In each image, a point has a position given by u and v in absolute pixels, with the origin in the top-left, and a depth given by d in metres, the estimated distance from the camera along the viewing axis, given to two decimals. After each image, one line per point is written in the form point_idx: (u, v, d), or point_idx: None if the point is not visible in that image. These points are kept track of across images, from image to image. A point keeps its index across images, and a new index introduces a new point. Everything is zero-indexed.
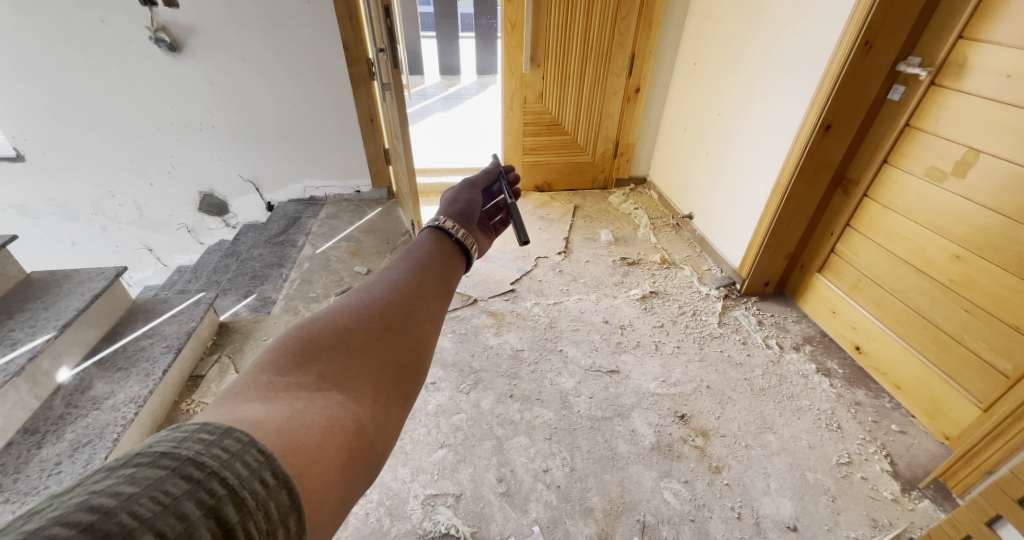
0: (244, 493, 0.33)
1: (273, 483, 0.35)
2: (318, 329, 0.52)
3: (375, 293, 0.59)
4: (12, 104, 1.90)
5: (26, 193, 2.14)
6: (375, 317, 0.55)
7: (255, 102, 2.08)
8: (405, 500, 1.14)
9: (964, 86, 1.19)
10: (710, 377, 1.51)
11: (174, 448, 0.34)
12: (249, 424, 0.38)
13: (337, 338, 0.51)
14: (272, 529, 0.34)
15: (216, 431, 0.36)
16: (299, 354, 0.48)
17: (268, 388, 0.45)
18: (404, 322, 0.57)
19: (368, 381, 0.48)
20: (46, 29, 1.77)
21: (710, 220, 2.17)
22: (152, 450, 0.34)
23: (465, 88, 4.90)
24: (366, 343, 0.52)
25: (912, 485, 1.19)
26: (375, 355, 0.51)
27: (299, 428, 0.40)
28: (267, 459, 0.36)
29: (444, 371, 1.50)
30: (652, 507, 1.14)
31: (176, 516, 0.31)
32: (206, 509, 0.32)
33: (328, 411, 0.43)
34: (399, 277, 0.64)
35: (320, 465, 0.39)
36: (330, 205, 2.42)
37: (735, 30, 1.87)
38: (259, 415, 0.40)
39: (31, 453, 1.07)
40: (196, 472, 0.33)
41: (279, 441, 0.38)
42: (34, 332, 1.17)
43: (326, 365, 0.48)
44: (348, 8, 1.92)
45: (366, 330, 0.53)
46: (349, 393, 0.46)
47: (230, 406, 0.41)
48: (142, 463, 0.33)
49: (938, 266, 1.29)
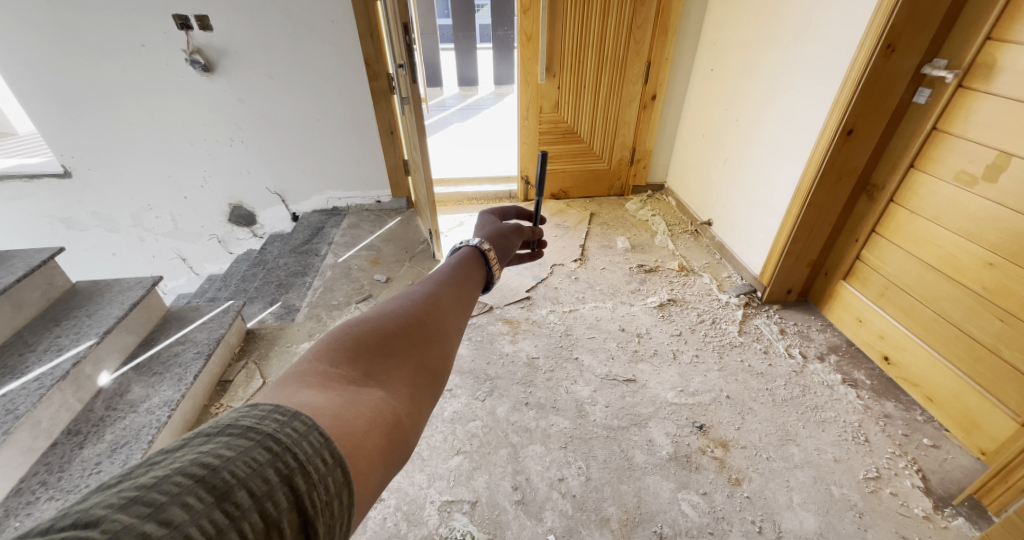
0: (311, 469, 0.35)
1: (331, 462, 0.37)
2: (365, 330, 0.54)
3: (415, 302, 0.62)
4: (60, 124, 2.03)
5: (72, 206, 2.27)
6: (415, 323, 0.58)
7: (281, 118, 2.17)
8: (422, 505, 1.16)
9: (994, 88, 1.15)
10: (730, 387, 1.48)
11: (257, 423, 0.36)
12: (311, 410, 0.40)
13: (381, 339, 0.54)
14: (330, 500, 0.36)
15: (287, 414, 0.37)
16: (349, 349, 0.51)
17: (322, 377, 0.46)
18: (438, 332, 0.59)
19: (405, 381, 0.51)
20: (93, 54, 1.89)
21: (729, 226, 2.14)
22: (239, 422, 0.36)
23: (482, 98, 4.99)
24: (406, 346, 0.54)
25: (946, 501, 1.14)
26: (412, 359, 0.54)
27: (350, 414, 0.42)
28: (326, 442, 0.38)
29: (460, 378, 1.52)
30: (669, 518, 1.13)
31: (262, 479, 0.33)
32: (283, 477, 0.34)
33: (373, 403, 0.45)
34: (436, 290, 0.66)
35: (366, 451, 0.41)
36: (352, 215, 2.49)
37: (754, 34, 1.85)
38: (317, 401, 0.42)
39: (74, 453, 1.13)
40: (276, 445, 0.35)
41: (336, 424, 0.40)
42: (79, 339, 1.25)
43: (372, 362, 0.50)
44: (370, 26, 1.98)
45: (406, 335, 0.56)
46: (391, 390, 0.48)
47: (288, 389, 0.43)
48: (234, 432, 0.35)
49: (969, 273, 1.24)
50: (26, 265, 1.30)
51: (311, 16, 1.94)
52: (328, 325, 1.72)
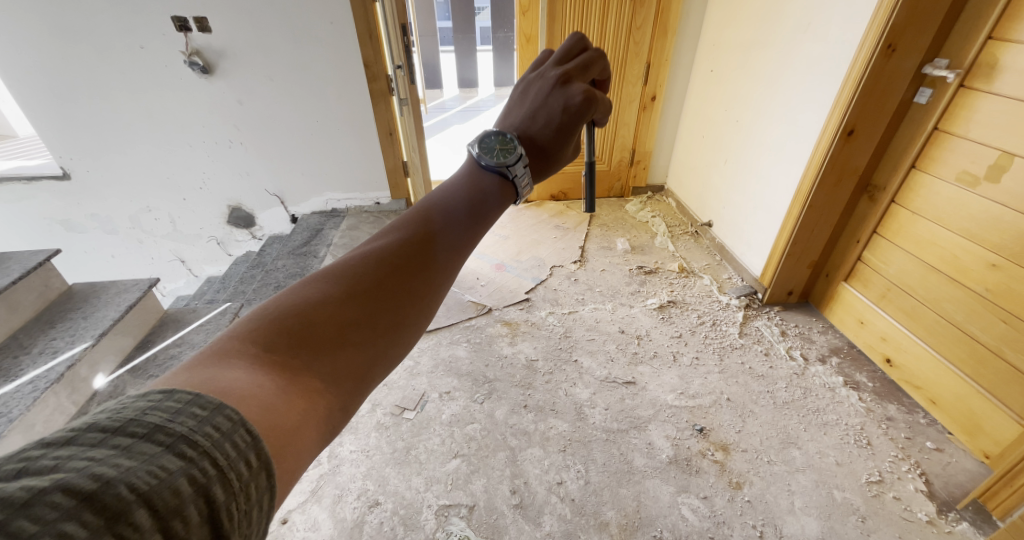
0: (233, 476, 0.30)
1: (256, 464, 0.32)
2: (316, 298, 0.42)
3: (387, 245, 0.47)
4: (58, 126, 2.02)
5: (71, 209, 2.27)
6: (378, 285, 0.44)
7: (280, 119, 2.17)
8: (419, 509, 1.15)
9: (996, 88, 1.14)
10: (731, 390, 1.47)
11: (169, 420, 0.31)
12: (236, 398, 0.34)
13: (330, 309, 0.41)
14: (250, 509, 0.31)
15: (209, 406, 0.32)
16: (288, 332, 0.39)
17: (254, 354, 0.38)
18: (411, 295, 0.45)
19: (354, 369, 0.40)
20: (93, 57, 1.89)
21: (730, 227, 2.13)
22: (145, 419, 0.31)
23: (482, 100, 4.98)
24: (362, 317, 0.42)
25: (949, 506, 1.13)
26: (365, 347, 0.41)
27: (281, 403, 0.35)
28: (255, 440, 0.32)
29: (458, 380, 1.51)
30: (669, 523, 1.11)
31: (170, 491, 0.29)
32: (198, 487, 0.30)
33: (307, 394, 0.37)
34: (415, 233, 0.47)
35: (298, 445, 0.35)
36: (351, 217, 2.49)
37: (753, 35, 1.85)
38: (241, 387, 0.35)
39: None
40: (189, 450, 0.30)
41: (266, 417, 0.34)
42: (74, 341, 1.24)
43: (314, 343, 0.40)
44: (368, 26, 1.97)
45: (364, 312, 0.42)
46: (332, 381, 0.39)
47: (209, 366, 0.36)
48: (137, 434, 0.30)
49: (973, 275, 1.23)
50: (22, 267, 1.30)
51: (310, 18, 1.93)
52: None
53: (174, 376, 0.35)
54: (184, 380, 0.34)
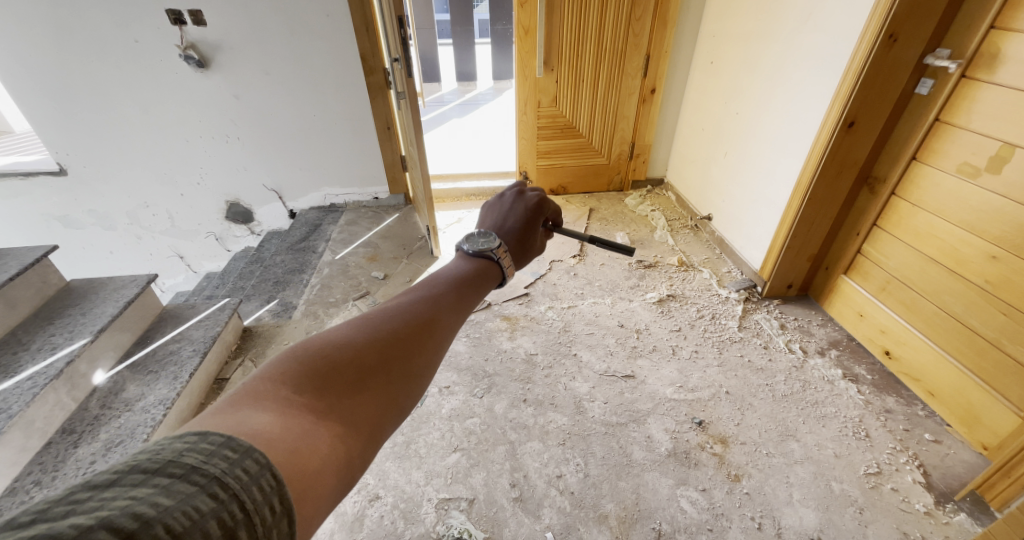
0: (257, 519, 0.32)
1: (279, 510, 0.33)
2: (343, 348, 0.47)
3: (401, 310, 0.55)
4: (53, 121, 2.01)
5: (68, 205, 2.26)
6: (394, 341, 0.50)
7: (278, 114, 2.15)
8: (419, 503, 1.15)
9: (998, 78, 1.13)
10: (730, 383, 1.47)
11: (204, 461, 0.32)
12: (264, 440, 0.35)
13: (355, 357, 0.46)
14: None
15: (239, 449, 0.33)
16: (318, 375, 0.44)
17: (283, 396, 0.41)
18: (419, 355, 0.51)
19: (370, 417, 0.44)
20: (87, 50, 1.88)
21: (730, 221, 2.12)
22: (182, 460, 0.32)
23: (481, 93, 4.95)
24: (382, 367, 0.47)
25: (947, 497, 1.13)
26: (382, 396, 0.46)
27: (308, 446, 0.38)
28: (279, 485, 0.33)
29: (457, 375, 1.51)
30: (667, 515, 1.12)
31: (202, 533, 0.29)
32: (226, 531, 0.30)
33: (331, 437, 0.40)
34: (424, 305, 0.56)
35: (317, 491, 0.37)
36: (350, 212, 2.48)
37: (754, 26, 1.83)
38: (273, 429, 0.37)
39: (67, 452, 1.12)
40: (221, 491, 0.31)
41: (293, 460, 0.36)
42: (73, 337, 1.24)
43: (338, 388, 0.44)
44: (365, 19, 1.96)
45: (383, 364, 0.47)
46: (351, 426, 0.42)
47: (243, 410, 0.39)
48: (174, 474, 0.31)
49: (971, 266, 1.23)
50: (19, 263, 1.29)
51: (306, 10, 1.92)
52: (326, 323, 1.70)
53: (210, 417, 0.37)
54: (216, 423, 0.36)
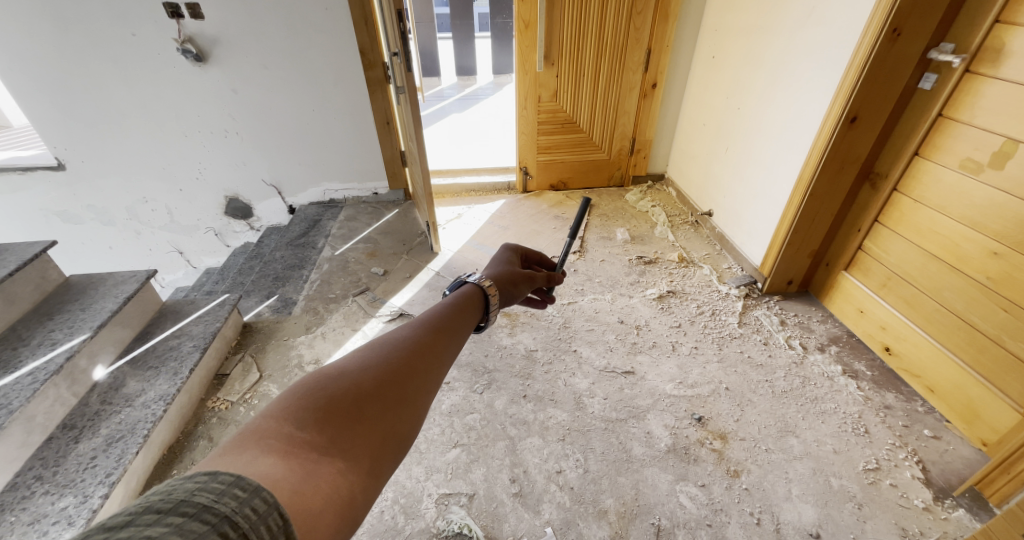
0: None
1: None
2: (342, 381, 0.48)
3: (398, 341, 0.56)
4: (51, 116, 2.00)
5: (66, 199, 2.25)
6: (392, 372, 0.51)
7: (276, 109, 2.14)
8: (419, 498, 1.15)
9: (1002, 73, 1.12)
10: (730, 379, 1.47)
11: (215, 500, 0.34)
12: (269, 482, 0.37)
13: (355, 391, 0.48)
14: None
15: (248, 488, 0.35)
16: (319, 410, 0.45)
17: (285, 432, 0.42)
18: (416, 383, 0.53)
19: (371, 449, 0.45)
20: (84, 44, 1.86)
21: (730, 217, 2.11)
22: (194, 500, 0.33)
23: (481, 87, 4.93)
24: (381, 398, 0.49)
25: (946, 493, 1.14)
26: (382, 427, 0.47)
27: (309, 486, 0.39)
28: (285, 523, 0.35)
29: (457, 371, 1.51)
30: (667, 510, 1.12)
31: None
32: None
33: (333, 474, 0.41)
34: (420, 335, 0.58)
35: (319, 530, 0.38)
36: (349, 207, 2.47)
37: (756, 21, 1.82)
38: (275, 471, 0.38)
39: (68, 447, 1.13)
40: (231, 530, 0.32)
41: (296, 501, 0.37)
42: (72, 332, 1.24)
43: (339, 421, 0.45)
44: (364, 12, 1.95)
45: (382, 396, 0.49)
46: (352, 462, 0.43)
47: (246, 451, 0.40)
48: (187, 513, 0.32)
49: (973, 263, 1.22)
50: (18, 258, 1.29)
51: (305, 4, 1.90)
52: (326, 319, 1.70)
53: (217, 458, 0.38)
54: (223, 464, 0.37)
